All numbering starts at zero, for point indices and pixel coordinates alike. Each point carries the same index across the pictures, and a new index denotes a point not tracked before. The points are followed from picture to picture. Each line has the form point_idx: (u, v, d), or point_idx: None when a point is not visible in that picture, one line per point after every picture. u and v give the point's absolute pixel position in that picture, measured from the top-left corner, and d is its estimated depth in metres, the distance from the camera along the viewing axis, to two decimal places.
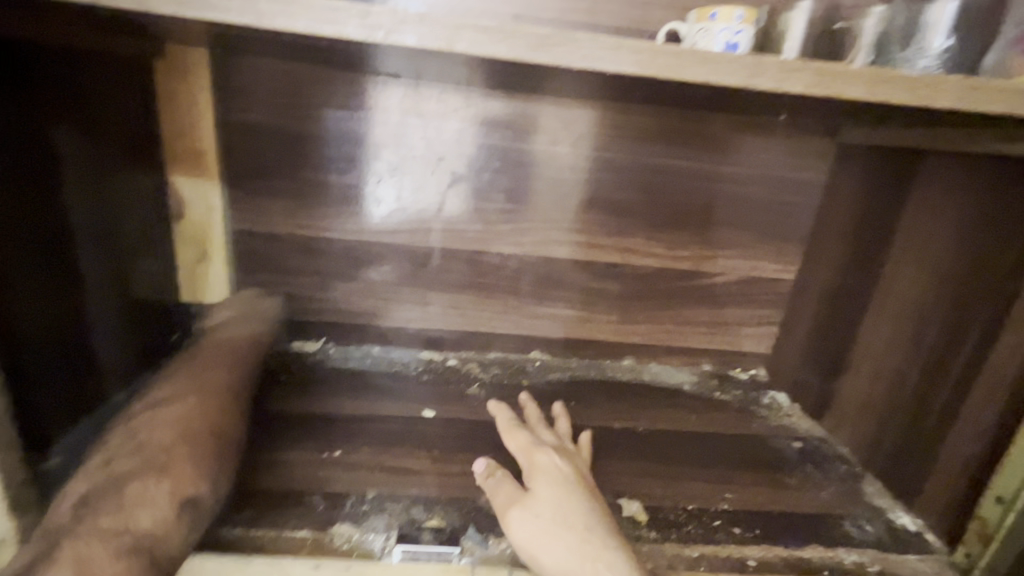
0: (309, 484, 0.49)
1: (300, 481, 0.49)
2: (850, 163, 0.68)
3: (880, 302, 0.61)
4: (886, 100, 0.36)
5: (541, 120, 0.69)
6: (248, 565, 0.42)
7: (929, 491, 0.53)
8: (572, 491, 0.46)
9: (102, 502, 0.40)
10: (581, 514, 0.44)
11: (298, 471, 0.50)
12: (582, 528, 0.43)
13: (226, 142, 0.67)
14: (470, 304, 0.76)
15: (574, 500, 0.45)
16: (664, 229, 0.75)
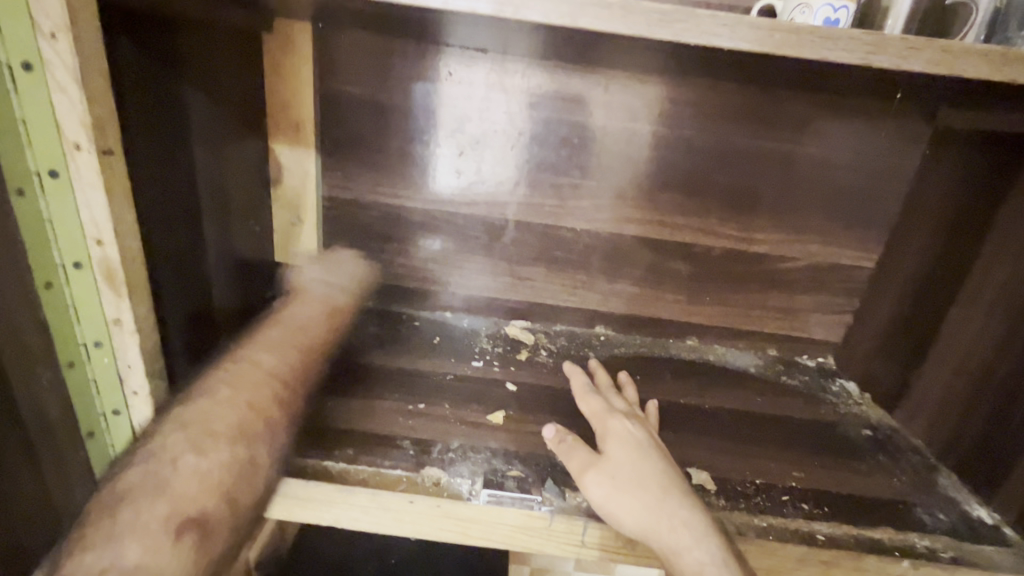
0: (399, 430, 0.54)
1: (391, 427, 0.54)
2: (947, 147, 0.65)
3: (971, 294, 0.59)
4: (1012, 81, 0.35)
5: (622, 97, 0.70)
6: (351, 495, 0.47)
7: (1010, 487, 0.52)
8: (646, 454, 0.49)
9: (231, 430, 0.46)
10: (656, 476, 0.47)
11: (388, 419, 0.55)
12: (659, 490, 0.46)
13: (321, 113, 0.71)
14: (540, 277, 0.79)
15: (648, 463, 0.48)
16: (740, 210, 0.74)
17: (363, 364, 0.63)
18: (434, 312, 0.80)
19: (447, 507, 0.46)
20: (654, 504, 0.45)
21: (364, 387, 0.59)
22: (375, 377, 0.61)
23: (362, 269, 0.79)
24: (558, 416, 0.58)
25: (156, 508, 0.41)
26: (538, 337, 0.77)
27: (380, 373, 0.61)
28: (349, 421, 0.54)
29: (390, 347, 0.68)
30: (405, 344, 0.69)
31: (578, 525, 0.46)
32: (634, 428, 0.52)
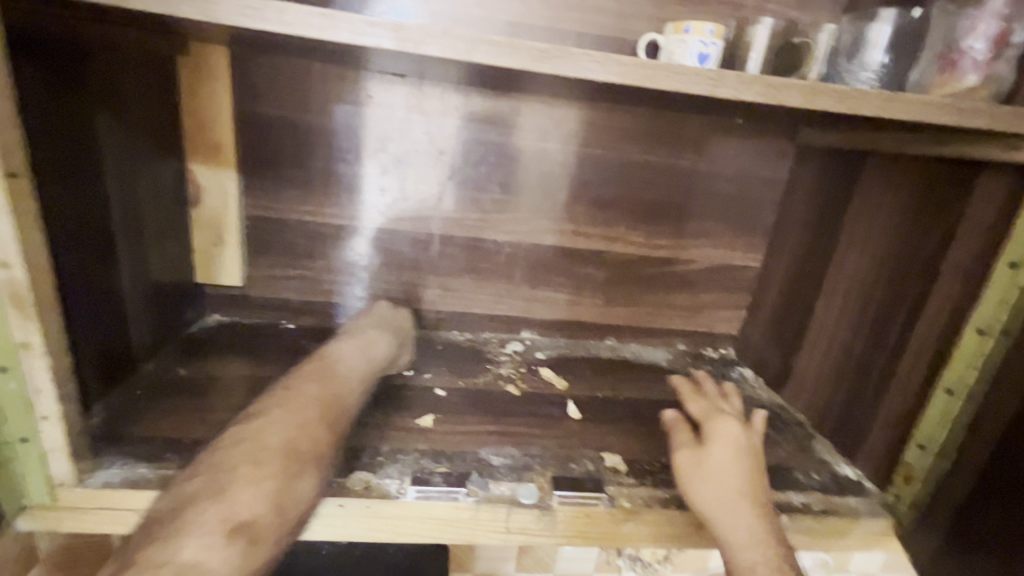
0: None
1: None
2: (808, 161, 0.77)
3: (830, 284, 0.69)
4: (820, 109, 0.43)
5: (535, 117, 0.76)
6: None
7: (867, 448, 0.61)
8: (713, 443, 0.53)
9: None
10: (688, 460, 0.52)
11: None
12: (695, 471, 0.51)
13: (242, 134, 0.72)
14: (468, 287, 0.83)
15: (701, 450, 0.52)
16: (646, 220, 0.82)
17: None
18: None
19: (377, 508, 0.49)
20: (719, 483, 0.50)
21: None
22: None
23: (288, 286, 0.80)
24: (485, 416, 0.62)
25: (217, 514, 0.40)
26: (468, 346, 0.81)
27: None
28: None
29: None
30: None
31: (501, 510, 0.50)
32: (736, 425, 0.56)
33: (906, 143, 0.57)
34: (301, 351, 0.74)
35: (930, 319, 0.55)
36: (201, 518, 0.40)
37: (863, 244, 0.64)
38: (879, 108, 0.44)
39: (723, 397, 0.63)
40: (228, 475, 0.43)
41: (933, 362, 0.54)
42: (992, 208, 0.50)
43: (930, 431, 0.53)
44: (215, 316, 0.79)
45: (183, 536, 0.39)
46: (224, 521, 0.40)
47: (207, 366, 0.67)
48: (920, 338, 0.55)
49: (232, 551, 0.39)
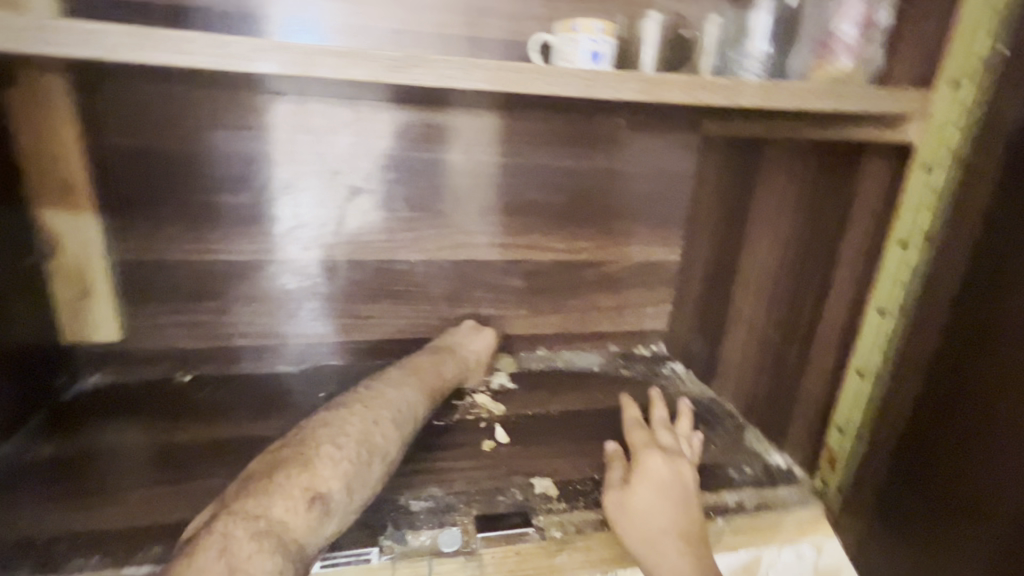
0: None
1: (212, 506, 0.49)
2: (712, 151, 0.77)
3: (744, 272, 0.69)
4: (702, 103, 0.42)
5: (433, 128, 0.72)
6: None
7: (793, 433, 0.61)
8: (638, 488, 0.50)
9: None
10: (612, 508, 0.50)
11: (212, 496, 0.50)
12: (619, 519, 0.49)
13: (101, 171, 0.64)
14: (385, 312, 0.78)
15: (628, 496, 0.50)
16: (562, 224, 0.80)
17: (186, 448, 0.57)
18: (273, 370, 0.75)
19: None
20: (641, 533, 0.48)
21: (184, 472, 0.53)
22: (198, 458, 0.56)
23: (179, 333, 0.72)
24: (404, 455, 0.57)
25: (301, 481, 0.43)
26: None
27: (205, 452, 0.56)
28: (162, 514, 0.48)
29: (221, 418, 0.63)
30: (242, 410, 0.65)
31: (422, 566, 0.46)
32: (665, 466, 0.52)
33: (797, 131, 0.57)
34: (197, 405, 0.66)
35: (836, 302, 0.55)
36: (289, 485, 0.42)
37: (770, 230, 0.64)
38: (758, 99, 0.43)
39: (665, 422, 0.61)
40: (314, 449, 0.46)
41: (842, 344, 0.54)
42: (879, 187, 0.50)
43: (847, 413, 0.53)
44: (94, 377, 0.70)
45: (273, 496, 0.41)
46: (306, 488, 0.42)
47: (79, 439, 0.59)
48: (829, 322, 0.56)
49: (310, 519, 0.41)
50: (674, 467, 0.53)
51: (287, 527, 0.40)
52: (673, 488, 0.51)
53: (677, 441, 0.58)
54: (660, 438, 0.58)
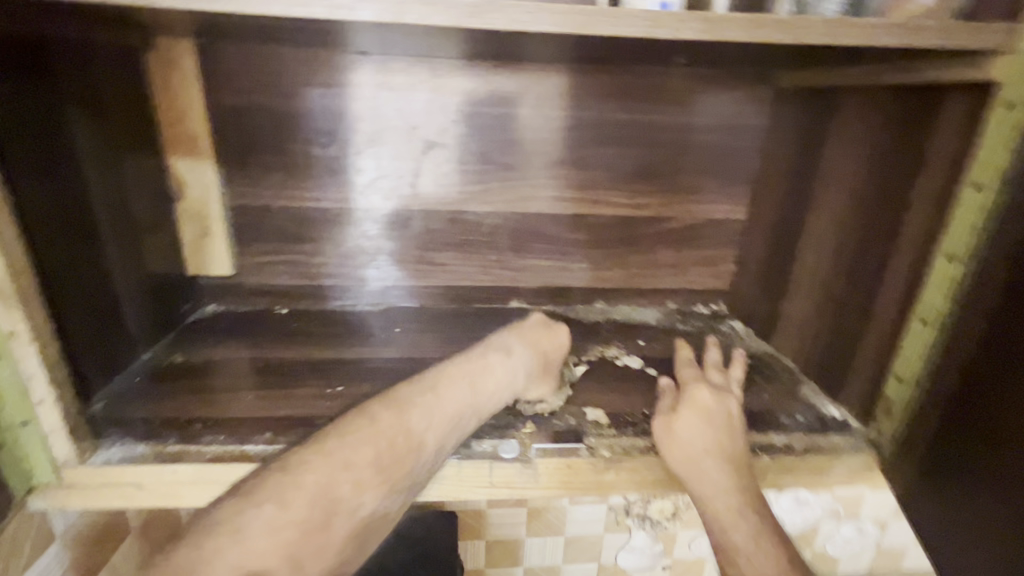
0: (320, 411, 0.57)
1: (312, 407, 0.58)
2: (785, 105, 0.75)
3: (811, 227, 0.68)
4: (764, 41, 0.43)
5: (504, 85, 0.76)
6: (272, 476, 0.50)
7: (852, 386, 0.61)
8: (682, 414, 0.54)
9: None
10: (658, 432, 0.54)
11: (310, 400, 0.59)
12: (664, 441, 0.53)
13: (217, 125, 0.74)
14: (454, 261, 0.84)
15: (676, 421, 0.54)
16: (626, 180, 0.82)
17: (286, 362, 0.67)
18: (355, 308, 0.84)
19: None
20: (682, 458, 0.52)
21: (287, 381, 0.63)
22: (296, 369, 0.65)
23: (278, 272, 0.82)
24: None
25: (261, 527, 0.42)
26: (457, 315, 0.83)
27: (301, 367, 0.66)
28: (270, 409, 0.58)
29: (314, 342, 0.73)
30: (331, 337, 0.75)
31: (484, 467, 0.52)
32: (709, 395, 0.56)
33: (875, 76, 0.56)
34: (294, 332, 0.76)
35: (903, 252, 0.54)
36: (268, 529, 0.42)
37: (840, 182, 0.63)
38: (825, 36, 0.43)
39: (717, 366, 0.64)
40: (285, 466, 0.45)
41: (907, 294, 0.53)
42: (957, 131, 0.48)
43: (909, 362, 0.53)
44: (211, 305, 0.82)
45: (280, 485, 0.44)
46: (268, 533, 0.42)
47: (203, 351, 0.70)
48: (896, 272, 0.55)
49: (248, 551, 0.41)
50: (720, 402, 0.56)
51: (243, 572, 0.40)
52: (720, 416, 0.54)
53: (724, 379, 0.61)
54: (711, 376, 0.61)
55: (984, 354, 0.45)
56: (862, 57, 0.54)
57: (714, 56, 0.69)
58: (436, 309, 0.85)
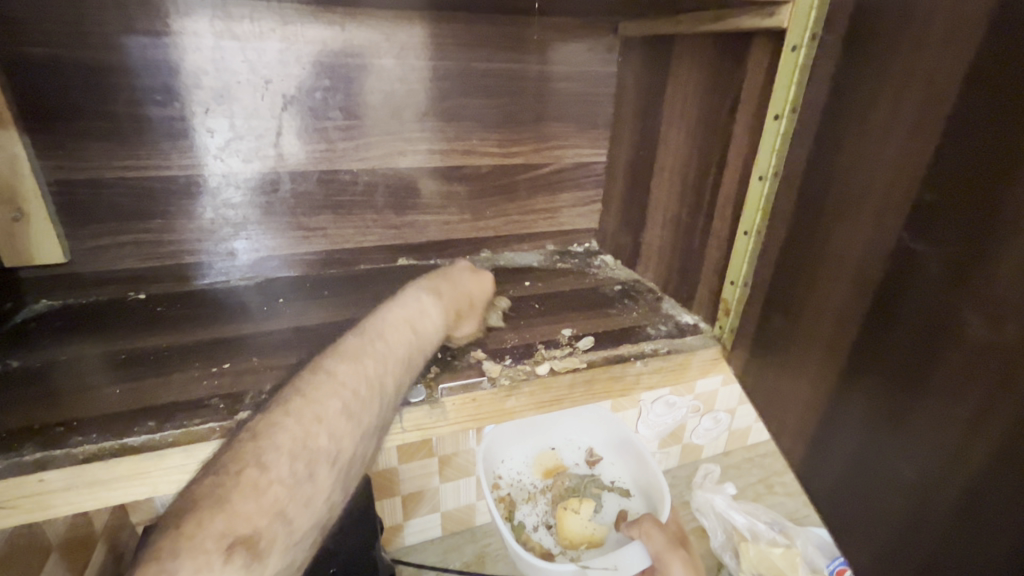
0: (184, 384, 0.55)
1: (178, 396, 0.53)
2: (627, 57, 0.82)
3: (634, 169, 0.84)
4: None
5: (362, 38, 0.73)
6: (114, 470, 0.47)
7: (700, 294, 0.72)
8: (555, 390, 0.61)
9: (43, 406, 0.52)
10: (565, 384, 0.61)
11: (176, 383, 0.55)
12: (559, 385, 0.61)
13: (11, 83, 0.62)
14: (329, 223, 0.82)
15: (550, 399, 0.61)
16: (496, 128, 0.84)
17: (155, 327, 0.67)
18: (212, 280, 0.79)
19: (193, 451, 0.49)
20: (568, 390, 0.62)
21: (178, 325, 0.67)
22: (182, 320, 0.69)
23: (126, 255, 0.74)
24: None
25: (213, 529, 0.40)
26: (341, 277, 0.83)
27: (187, 315, 0.70)
28: (131, 380, 0.56)
29: (195, 311, 0.71)
30: (209, 308, 0.72)
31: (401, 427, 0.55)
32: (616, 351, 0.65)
33: (696, 21, 0.63)
34: (155, 317, 0.69)
35: (729, 176, 0.64)
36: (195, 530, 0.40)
37: (679, 122, 0.72)
38: None
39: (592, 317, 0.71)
40: (263, 429, 0.46)
41: (732, 210, 0.64)
42: (761, 68, 0.57)
43: (737, 267, 0.63)
44: (44, 301, 0.72)
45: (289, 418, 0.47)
46: (220, 536, 0.40)
47: (46, 353, 0.61)
48: (725, 193, 0.64)
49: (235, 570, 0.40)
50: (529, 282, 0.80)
51: None
52: (596, 337, 0.67)
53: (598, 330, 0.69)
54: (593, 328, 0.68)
55: (772, 286, 0.55)
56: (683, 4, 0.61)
57: (549, 22, 0.80)
58: (326, 254, 0.83)
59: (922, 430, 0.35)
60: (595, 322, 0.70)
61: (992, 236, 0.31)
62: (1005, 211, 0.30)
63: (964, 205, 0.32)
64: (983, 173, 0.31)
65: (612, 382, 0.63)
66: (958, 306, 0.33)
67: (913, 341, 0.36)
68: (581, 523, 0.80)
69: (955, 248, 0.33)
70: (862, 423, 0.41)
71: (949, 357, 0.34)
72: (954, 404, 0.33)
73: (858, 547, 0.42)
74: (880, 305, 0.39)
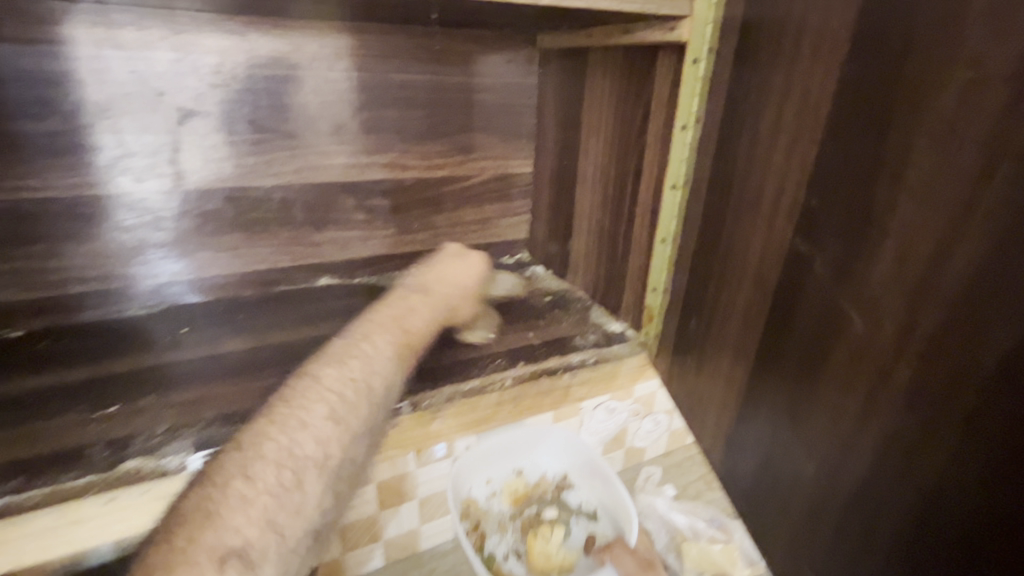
0: (62, 431, 0.49)
1: (53, 446, 0.47)
2: (547, 69, 0.83)
3: (559, 179, 0.84)
4: None
5: (266, 48, 0.69)
6: None
7: (625, 302, 0.73)
8: (501, 406, 0.61)
9: None
10: (493, 402, 0.60)
11: (51, 431, 0.49)
12: (487, 402, 0.60)
13: None
14: (240, 244, 0.77)
15: (501, 411, 0.61)
16: (417, 141, 0.82)
17: (35, 365, 0.60)
18: (107, 310, 0.72)
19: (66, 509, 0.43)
20: (500, 405, 0.61)
21: (62, 362, 0.60)
22: (68, 356, 0.62)
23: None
24: (280, 364, 0.60)
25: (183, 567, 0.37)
26: (257, 299, 0.78)
27: (75, 351, 0.63)
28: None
29: (85, 345, 0.64)
30: (102, 341, 0.65)
31: None
32: (544, 364, 0.64)
33: (607, 34, 0.64)
34: (36, 355, 0.62)
35: (646, 185, 0.65)
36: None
37: (598, 133, 0.73)
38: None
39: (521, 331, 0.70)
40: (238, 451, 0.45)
41: (650, 218, 0.65)
42: (668, 81, 0.58)
43: (658, 274, 0.63)
44: None
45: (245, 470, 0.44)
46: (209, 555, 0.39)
47: None
48: (643, 202, 0.65)
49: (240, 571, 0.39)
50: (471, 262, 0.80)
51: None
52: (523, 350, 0.66)
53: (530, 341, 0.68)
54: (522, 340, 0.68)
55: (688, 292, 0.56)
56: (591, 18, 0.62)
57: (468, 33, 0.79)
58: (240, 276, 0.78)
59: (819, 428, 0.37)
60: (523, 335, 0.69)
61: (867, 240, 0.32)
62: (877, 212, 0.31)
63: (844, 206, 0.33)
64: (855, 179, 0.33)
65: (540, 398, 0.63)
66: (843, 309, 0.34)
67: (809, 338, 0.37)
68: (552, 551, 0.76)
69: (836, 251, 0.34)
70: (773, 420, 0.42)
71: (840, 353, 0.35)
72: (846, 397, 0.35)
73: (775, 543, 0.43)
74: (779, 305, 0.40)
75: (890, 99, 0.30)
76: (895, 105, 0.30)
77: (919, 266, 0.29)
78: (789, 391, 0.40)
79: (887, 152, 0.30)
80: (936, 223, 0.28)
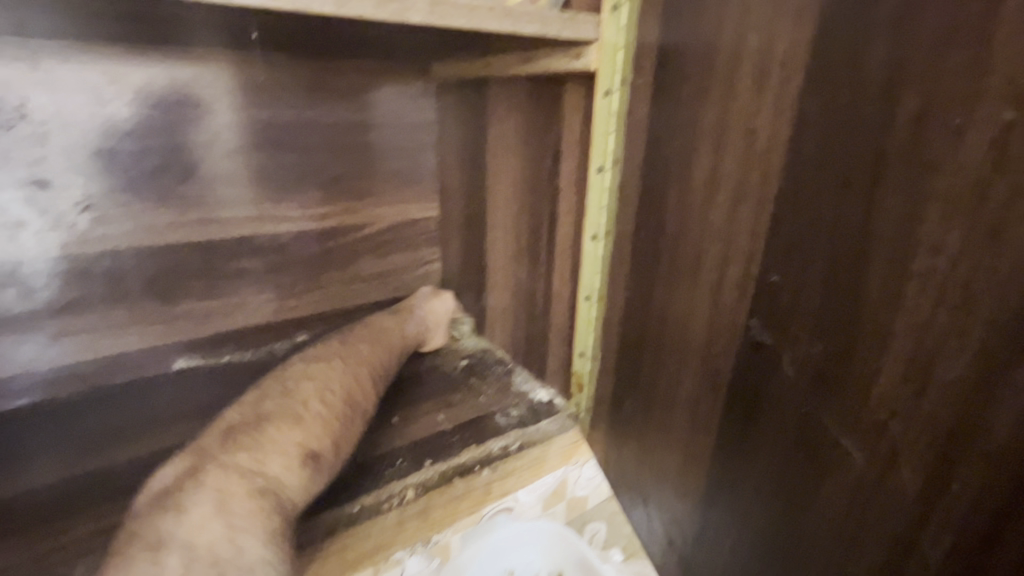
0: None
1: None
2: (447, 101, 0.73)
3: (468, 224, 0.74)
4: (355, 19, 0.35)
5: (73, 78, 0.54)
6: None
7: (551, 366, 0.63)
8: (403, 524, 0.48)
9: None
10: (392, 522, 0.47)
11: None
12: (382, 522, 0.46)
13: None
14: (52, 331, 0.59)
15: None
16: (294, 188, 0.68)
17: None
18: None
19: None
20: (402, 523, 0.48)
21: None
22: None
23: None
24: None
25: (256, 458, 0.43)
26: (82, 399, 0.60)
27: None
28: None
29: None
30: None
31: None
32: (455, 457, 0.52)
33: (505, 63, 0.55)
34: None
35: (564, 234, 0.55)
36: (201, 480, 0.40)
37: (506, 174, 0.63)
38: (400, 17, 0.36)
39: (429, 413, 0.57)
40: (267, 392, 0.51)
41: (572, 273, 0.55)
42: (578, 117, 0.50)
43: (586, 337, 0.54)
44: None
45: (268, 455, 0.43)
46: (298, 445, 0.45)
47: None
48: (562, 254, 0.56)
49: (306, 475, 0.44)
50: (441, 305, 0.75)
51: (283, 485, 0.42)
52: (430, 440, 0.54)
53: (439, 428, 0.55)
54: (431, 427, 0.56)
55: (620, 365, 0.47)
56: (486, 45, 0.53)
57: (350, 61, 0.67)
58: (55, 369, 0.60)
59: (815, 573, 0.29)
60: (431, 419, 0.57)
61: (858, 343, 0.25)
62: (867, 315, 0.25)
63: (821, 300, 0.27)
64: (831, 266, 0.26)
65: None
66: (829, 429, 0.27)
67: (789, 458, 0.30)
68: None
69: (820, 350, 0.27)
70: (746, 550, 0.34)
71: (830, 485, 0.27)
72: (845, 544, 0.27)
73: None
74: (745, 408, 0.32)
75: (874, 174, 0.24)
76: (882, 179, 0.23)
77: (935, 395, 0.22)
78: (763, 519, 0.32)
79: (876, 233, 0.24)
80: (961, 331, 0.21)
